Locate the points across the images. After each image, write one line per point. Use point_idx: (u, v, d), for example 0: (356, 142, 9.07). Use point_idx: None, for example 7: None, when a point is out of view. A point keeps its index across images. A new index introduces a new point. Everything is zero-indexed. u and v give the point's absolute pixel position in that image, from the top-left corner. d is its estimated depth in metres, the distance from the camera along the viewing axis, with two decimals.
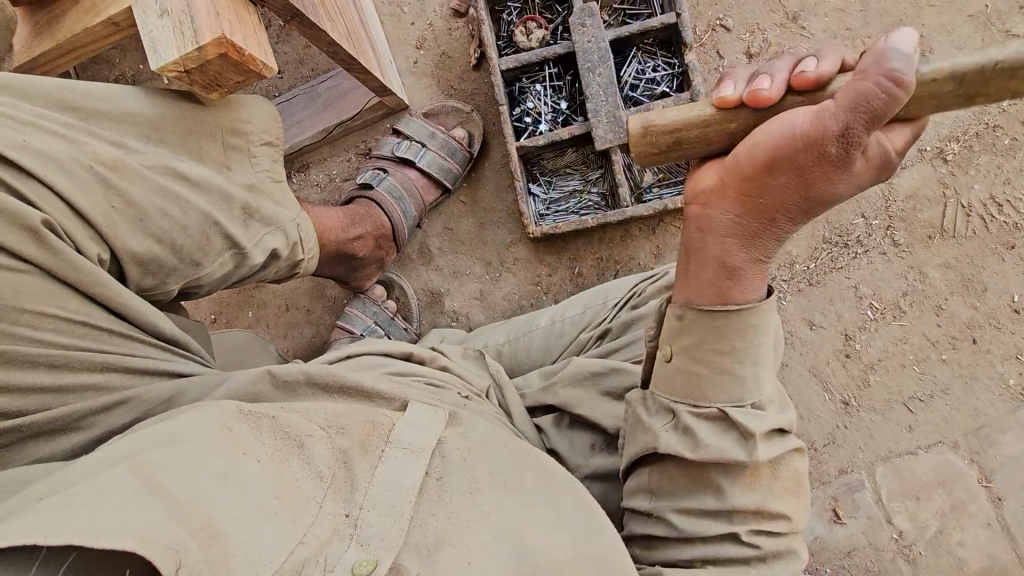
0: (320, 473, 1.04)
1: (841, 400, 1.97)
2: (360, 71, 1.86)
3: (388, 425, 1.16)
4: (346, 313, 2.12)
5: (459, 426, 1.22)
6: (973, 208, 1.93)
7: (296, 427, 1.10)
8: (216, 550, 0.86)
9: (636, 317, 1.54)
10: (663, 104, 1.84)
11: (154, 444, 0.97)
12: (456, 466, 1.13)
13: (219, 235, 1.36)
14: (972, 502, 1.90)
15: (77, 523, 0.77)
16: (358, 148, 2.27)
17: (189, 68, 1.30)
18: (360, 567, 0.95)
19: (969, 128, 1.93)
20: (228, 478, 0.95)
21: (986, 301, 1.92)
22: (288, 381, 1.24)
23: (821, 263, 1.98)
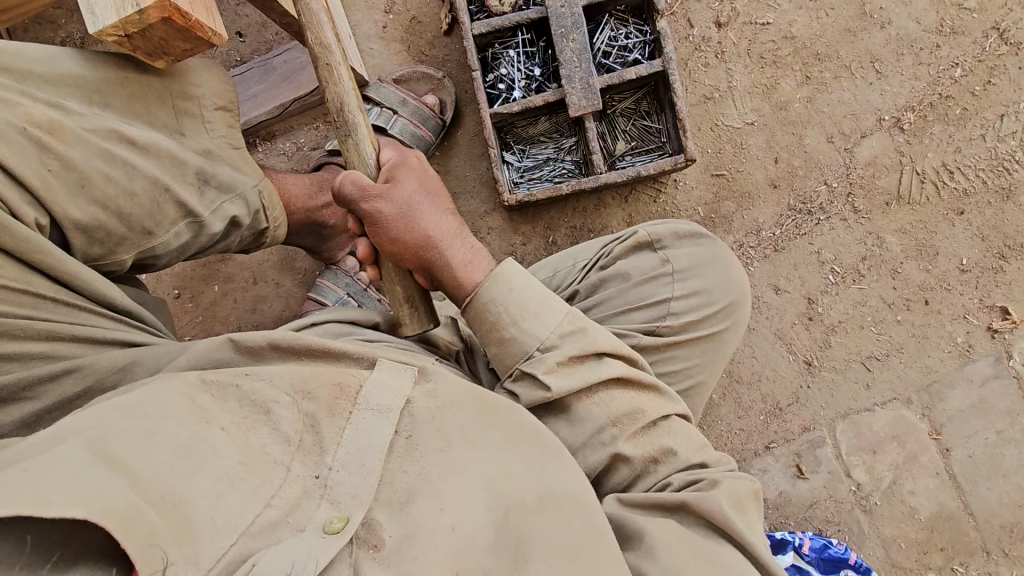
0: (287, 438, 1.03)
1: (804, 360, 2.06)
2: (318, 44, 1.80)
3: (354, 386, 1.14)
4: (317, 285, 2.09)
5: (429, 381, 1.19)
6: (926, 175, 2.01)
7: (261, 394, 1.06)
8: (175, 517, 0.85)
9: (604, 278, 1.53)
10: (636, 71, 1.85)
11: (109, 421, 0.93)
12: (425, 424, 1.13)
13: (172, 203, 1.33)
14: (923, 454, 2.03)
15: (31, 495, 0.75)
16: (327, 116, 2.20)
17: (131, 32, 1.17)
18: (332, 524, 0.95)
19: (923, 99, 2.00)
20: (188, 449, 0.93)
21: (937, 264, 2.02)
22: (253, 348, 1.21)
23: (787, 229, 2.05)
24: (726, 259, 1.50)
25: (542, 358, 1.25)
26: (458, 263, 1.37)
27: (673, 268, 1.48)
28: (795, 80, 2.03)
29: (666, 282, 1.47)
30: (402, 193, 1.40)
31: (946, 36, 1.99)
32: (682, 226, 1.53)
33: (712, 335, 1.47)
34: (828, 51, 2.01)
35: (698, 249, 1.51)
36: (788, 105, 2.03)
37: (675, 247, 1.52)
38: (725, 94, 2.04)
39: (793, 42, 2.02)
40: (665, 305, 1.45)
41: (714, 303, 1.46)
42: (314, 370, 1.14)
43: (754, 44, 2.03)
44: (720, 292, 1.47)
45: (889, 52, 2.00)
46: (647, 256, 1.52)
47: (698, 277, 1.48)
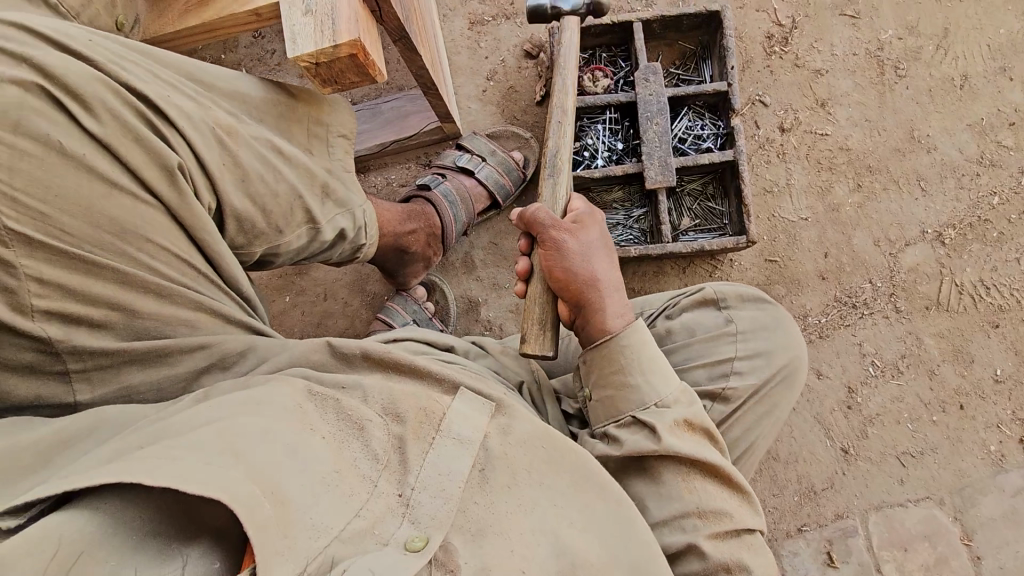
0: (376, 456, 1.12)
1: (841, 447, 2.13)
2: (435, 96, 2.01)
3: (439, 412, 1.21)
4: (387, 307, 2.22)
5: (505, 415, 1.27)
6: (964, 287, 2.17)
7: (355, 411, 1.17)
8: (282, 512, 0.93)
9: (669, 329, 1.65)
10: (710, 158, 2.07)
11: (233, 415, 1.04)
12: (499, 460, 1.20)
13: (302, 210, 1.48)
14: (954, 559, 2.04)
15: (177, 470, 0.86)
16: (420, 159, 2.42)
17: (320, 61, 1.34)
18: (413, 542, 1.02)
19: (963, 219, 2.20)
20: (295, 451, 1.04)
21: (972, 371, 2.13)
22: (347, 355, 1.33)
23: (832, 319, 2.19)
24: (786, 327, 1.61)
25: (659, 415, 1.37)
26: (604, 301, 1.52)
27: (735, 328, 1.59)
28: (848, 186, 2.24)
29: (729, 341, 1.57)
30: (588, 238, 1.61)
31: (986, 167, 2.21)
32: (747, 290, 1.65)
33: (770, 396, 1.55)
34: (879, 165, 2.24)
35: (761, 314, 1.62)
36: (839, 207, 2.23)
37: (739, 309, 1.63)
38: (784, 190, 2.25)
39: (848, 153, 2.25)
40: (727, 363, 1.55)
41: (769, 367, 1.54)
42: (403, 389, 1.24)
43: (813, 150, 2.26)
44: (782, 356, 1.56)
45: (933, 174, 2.22)
46: (713, 313, 1.64)
47: (760, 339, 1.57)
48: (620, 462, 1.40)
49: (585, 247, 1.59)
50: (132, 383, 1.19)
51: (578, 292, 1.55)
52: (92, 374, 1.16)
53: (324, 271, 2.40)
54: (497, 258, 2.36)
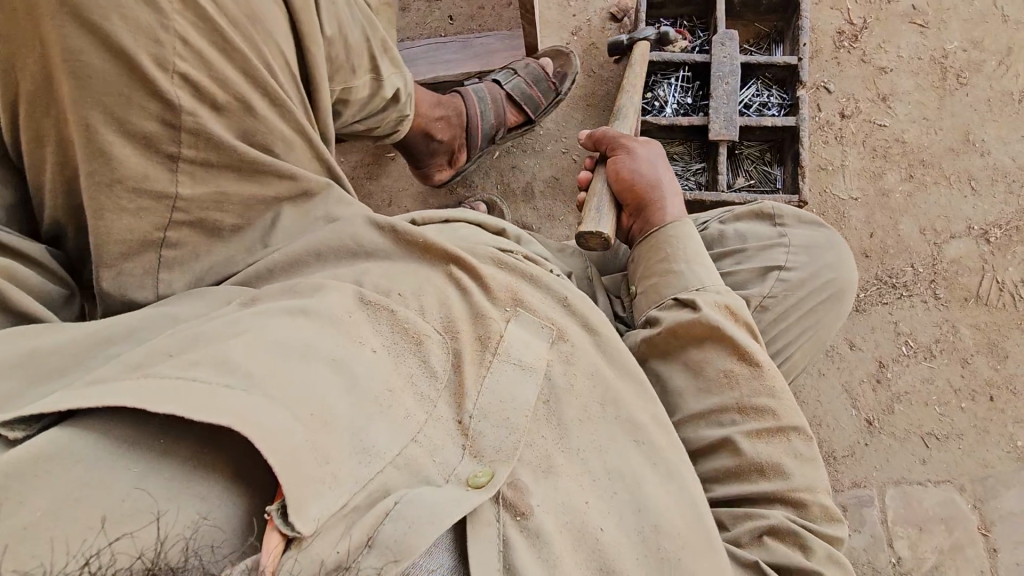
0: (435, 375, 1.11)
1: (866, 419, 2.15)
2: (529, 24, 2.19)
3: (496, 337, 1.19)
4: None
5: (571, 356, 1.24)
6: (1005, 285, 2.22)
7: (412, 324, 1.14)
8: (326, 433, 0.92)
9: (724, 233, 1.72)
10: (773, 120, 2.20)
11: (272, 326, 1.00)
12: (563, 393, 1.20)
13: (368, 56, 1.52)
14: (969, 546, 2.01)
15: (187, 395, 0.83)
16: (497, 96, 2.57)
17: None
18: (477, 478, 1.03)
19: (1010, 221, 2.27)
20: (340, 366, 1.01)
21: (1006, 366, 2.15)
22: (403, 239, 1.26)
23: (870, 294, 2.25)
24: (836, 248, 1.70)
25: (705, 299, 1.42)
26: (664, 199, 1.63)
27: (788, 241, 1.68)
28: (899, 175, 2.34)
29: (781, 251, 1.66)
30: (653, 150, 1.74)
31: None
32: (804, 212, 1.73)
33: (811, 306, 1.64)
34: (932, 160, 2.34)
35: (814, 233, 1.70)
36: (890, 192, 2.32)
37: (793, 226, 1.71)
38: (837, 169, 2.36)
39: (903, 145, 2.36)
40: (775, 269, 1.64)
41: (806, 275, 1.65)
42: (458, 307, 1.22)
43: (869, 138, 2.38)
44: (827, 272, 1.66)
45: (984, 176, 2.31)
46: (766, 225, 1.71)
47: (811, 254, 1.66)
48: (665, 348, 1.41)
49: (650, 156, 1.71)
50: (222, 191, 1.14)
51: (638, 192, 1.65)
52: (194, 169, 1.10)
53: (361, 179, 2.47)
54: (555, 193, 2.49)
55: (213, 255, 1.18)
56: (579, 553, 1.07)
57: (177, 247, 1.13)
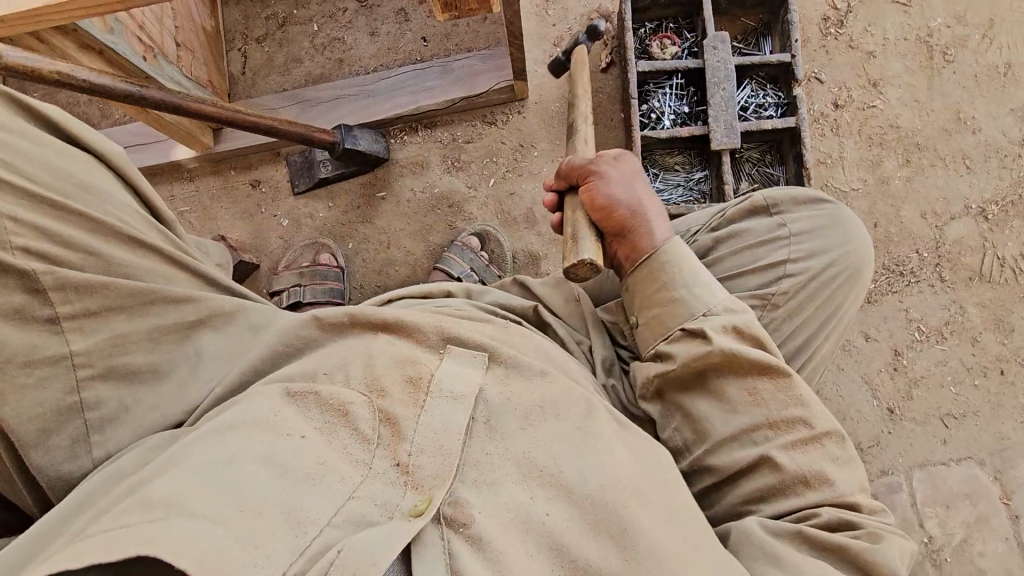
0: (366, 435, 1.15)
1: (887, 407, 2.21)
2: (517, 49, 2.09)
3: (425, 375, 1.22)
4: (443, 257, 2.30)
5: (498, 368, 1.27)
6: (1006, 261, 2.28)
7: (338, 397, 1.18)
8: (259, 521, 0.98)
9: (717, 238, 1.64)
10: (772, 123, 2.16)
11: (191, 451, 1.05)
12: (497, 410, 1.21)
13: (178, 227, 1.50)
14: (993, 517, 2.12)
15: (103, 544, 0.86)
16: (486, 118, 2.49)
17: None
18: (417, 506, 1.05)
19: (1005, 197, 2.32)
20: (268, 459, 1.06)
21: (1012, 339, 2.24)
22: (336, 323, 1.31)
23: (880, 285, 2.28)
24: (843, 223, 1.60)
25: (709, 323, 1.31)
26: (649, 221, 1.44)
27: (789, 230, 1.60)
28: (897, 162, 2.35)
29: (783, 243, 1.58)
30: (629, 167, 1.52)
31: None
32: (799, 193, 1.65)
33: (829, 291, 1.55)
34: (927, 143, 2.36)
35: (816, 213, 1.62)
36: (889, 180, 2.34)
37: (789, 212, 1.64)
38: (836, 162, 2.37)
39: (898, 131, 2.37)
40: (783, 263, 1.55)
41: (826, 263, 1.55)
42: (384, 363, 1.25)
43: (865, 126, 2.38)
44: (839, 251, 1.57)
45: (978, 154, 2.35)
46: (763, 218, 1.64)
47: (815, 237, 1.58)
48: (678, 375, 1.35)
49: (627, 177, 1.49)
50: (120, 334, 1.16)
51: (619, 219, 1.44)
52: (82, 323, 1.11)
53: (292, 248, 2.46)
54: None
55: (141, 400, 1.19)
56: (528, 540, 1.08)
57: (101, 404, 1.13)
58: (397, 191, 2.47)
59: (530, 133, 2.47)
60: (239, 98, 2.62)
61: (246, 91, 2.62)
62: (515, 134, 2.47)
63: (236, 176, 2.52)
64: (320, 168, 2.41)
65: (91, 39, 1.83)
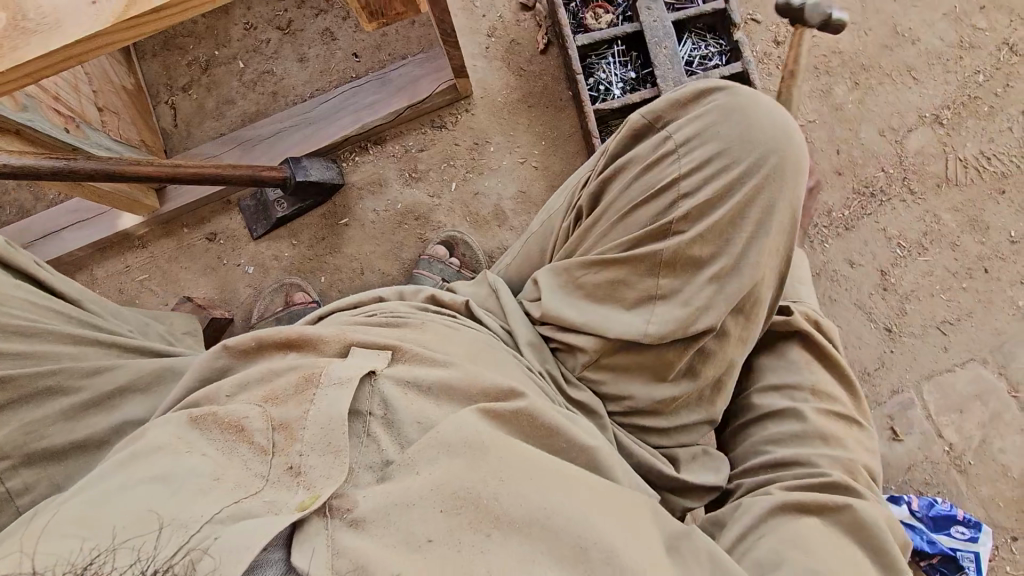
0: (264, 445, 0.95)
1: (885, 327, 2.23)
2: (453, 46, 2.04)
3: (318, 371, 1.04)
4: (414, 276, 2.22)
5: (403, 361, 1.13)
6: (968, 162, 2.31)
7: (233, 412, 0.99)
8: (139, 538, 0.79)
9: (603, 180, 1.34)
10: (720, 71, 2.14)
11: (87, 487, 0.89)
12: (397, 395, 1.05)
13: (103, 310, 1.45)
14: (1006, 412, 2.16)
15: None
16: (434, 123, 2.43)
17: None
18: (304, 501, 0.86)
19: (955, 100, 2.35)
20: (163, 479, 0.88)
21: (990, 237, 2.27)
22: (248, 350, 1.12)
23: (854, 210, 2.30)
24: (742, 110, 1.22)
25: (633, 318, 1.22)
26: None
27: (674, 140, 1.25)
28: (846, 86, 2.37)
29: (670, 158, 1.24)
30: None
31: (966, 49, 2.37)
32: (679, 94, 1.32)
33: (745, 208, 1.18)
34: (871, 62, 2.38)
35: (710, 108, 1.26)
36: (842, 106, 2.35)
37: (675, 121, 1.30)
38: (788, 98, 2.37)
39: (841, 56, 2.38)
40: (676, 191, 1.21)
41: (732, 160, 1.19)
42: (279, 371, 1.06)
43: (808, 58, 2.38)
44: (750, 145, 1.19)
45: (921, 62, 2.37)
46: (649, 139, 1.30)
47: (713, 135, 1.22)
48: (613, 365, 1.27)
49: None
50: (36, 419, 1.09)
51: None
52: None
53: (261, 296, 2.36)
54: (526, 206, 2.38)
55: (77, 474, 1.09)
56: (418, 524, 0.88)
57: (29, 489, 1.03)
58: (359, 215, 2.40)
59: (482, 129, 2.42)
60: (176, 151, 2.51)
61: (181, 143, 2.51)
62: (467, 134, 2.42)
63: (190, 233, 2.42)
64: (276, 208, 2.33)
65: (9, 122, 1.72)
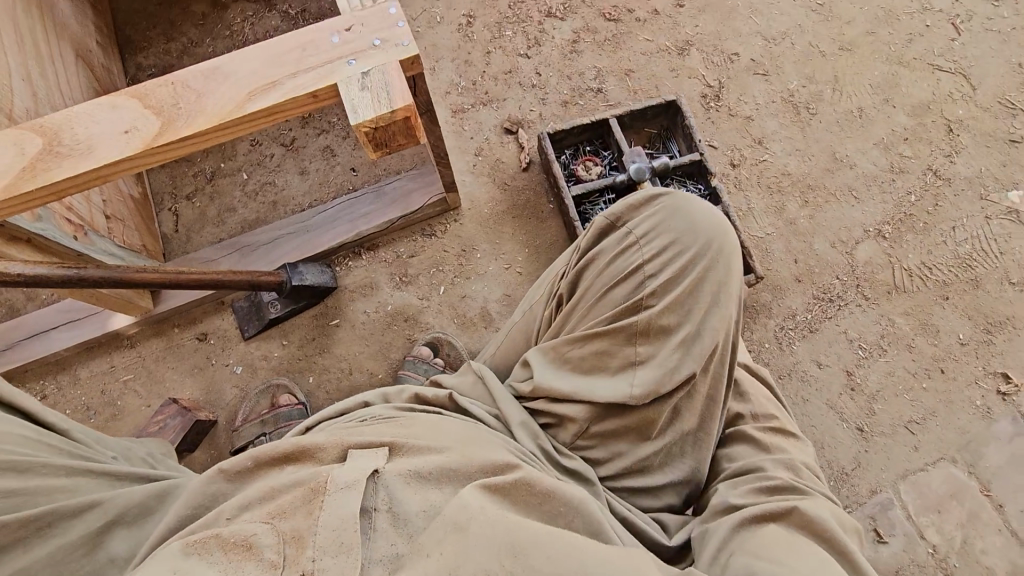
0: (274, 561, 0.92)
1: (856, 427, 2.32)
2: (444, 167, 2.26)
3: (323, 480, 1.02)
4: (399, 375, 2.29)
5: (402, 454, 1.15)
6: (912, 271, 2.55)
7: (240, 531, 0.96)
8: None
9: (578, 272, 1.51)
10: None
11: None
12: (401, 490, 1.05)
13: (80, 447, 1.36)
14: (982, 511, 2.20)
15: None
16: (425, 230, 2.60)
17: (378, 126, 1.58)
18: None
19: (894, 217, 2.63)
20: None
21: (941, 339, 2.44)
22: (242, 471, 1.12)
23: (815, 313, 2.47)
24: (686, 209, 1.44)
25: (618, 383, 1.37)
26: None
27: (634, 235, 1.45)
28: (797, 203, 2.64)
29: (633, 251, 1.43)
30: None
31: (897, 174, 2.70)
32: (632, 197, 1.52)
33: (701, 290, 1.35)
34: (816, 183, 2.68)
35: (659, 209, 1.47)
36: (795, 220, 2.61)
37: (633, 220, 1.50)
38: (747, 214, 2.63)
39: (790, 177, 2.68)
40: (641, 278, 1.39)
41: (686, 250, 1.38)
42: (282, 487, 1.05)
43: (762, 179, 2.68)
44: (696, 237, 1.39)
45: (860, 184, 2.68)
46: (612, 236, 1.50)
47: (666, 231, 1.42)
48: (601, 433, 1.41)
49: None
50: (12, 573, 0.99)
51: None
52: None
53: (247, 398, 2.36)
54: (510, 308, 2.51)
55: None
56: None
57: None
58: (350, 315, 2.49)
59: (469, 237, 2.60)
60: (174, 256, 2.61)
61: (180, 248, 2.63)
62: (455, 241, 2.59)
63: (180, 334, 2.45)
64: (269, 309, 2.40)
65: (21, 231, 1.81)
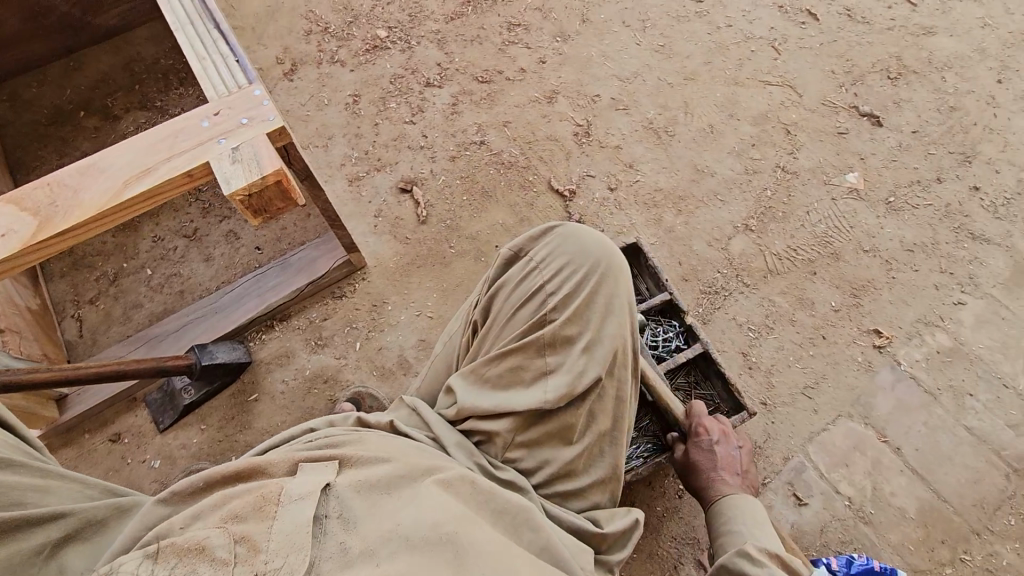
0: (226, 560, 0.96)
1: (761, 402, 2.50)
2: (339, 229, 2.39)
3: (275, 489, 1.08)
4: None
5: (352, 464, 1.20)
6: (781, 254, 2.84)
7: (191, 536, 1.00)
8: None
9: (490, 299, 1.61)
10: None
11: None
12: (354, 496, 1.12)
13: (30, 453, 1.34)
14: (883, 457, 2.40)
15: None
16: (334, 293, 2.69)
17: (251, 193, 1.72)
18: None
19: (756, 211, 2.96)
20: None
21: (817, 309, 2.71)
22: (188, 493, 1.13)
23: (706, 306, 2.70)
24: (578, 233, 1.59)
25: (533, 392, 1.42)
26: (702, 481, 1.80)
27: (535, 260, 1.58)
28: (672, 213, 2.93)
29: (534, 274, 1.55)
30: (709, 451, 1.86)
31: (751, 174, 3.06)
32: (534, 229, 1.67)
33: (596, 305, 1.47)
34: (684, 193, 2.99)
35: (555, 237, 1.62)
36: (673, 228, 2.89)
37: (534, 248, 1.63)
38: (630, 229, 2.90)
39: (662, 192, 2.99)
40: (541, 297, 1.50)
41: (581, 267, 1.52)
42: (235, 495, 1.09)
43: (637, 197, 2.97)
44: (591, 256, 1.53)
45: (722, 188, 3.01)
46: (517, 264, 1.62)
47: (562, 254, 1.56)
48: (529, 441, 1.44)
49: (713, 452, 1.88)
50: None
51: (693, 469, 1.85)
52: None
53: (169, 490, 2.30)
54: (426, 352, 2.60)
55: None
56: None
57: None
58: (269, 387, 2.50)
59: (379, 293, 2.71)
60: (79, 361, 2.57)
61: (87, 352, 2.59)
62: (365, 298, 2.69)
63: (92, 438, 2.39)
64: (183, 395, 2.39)
65: None
